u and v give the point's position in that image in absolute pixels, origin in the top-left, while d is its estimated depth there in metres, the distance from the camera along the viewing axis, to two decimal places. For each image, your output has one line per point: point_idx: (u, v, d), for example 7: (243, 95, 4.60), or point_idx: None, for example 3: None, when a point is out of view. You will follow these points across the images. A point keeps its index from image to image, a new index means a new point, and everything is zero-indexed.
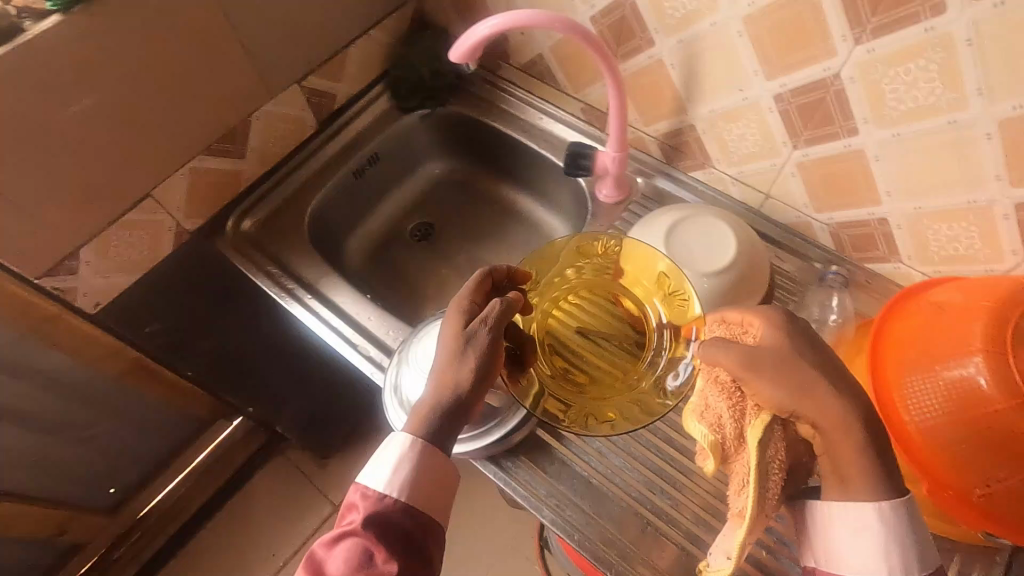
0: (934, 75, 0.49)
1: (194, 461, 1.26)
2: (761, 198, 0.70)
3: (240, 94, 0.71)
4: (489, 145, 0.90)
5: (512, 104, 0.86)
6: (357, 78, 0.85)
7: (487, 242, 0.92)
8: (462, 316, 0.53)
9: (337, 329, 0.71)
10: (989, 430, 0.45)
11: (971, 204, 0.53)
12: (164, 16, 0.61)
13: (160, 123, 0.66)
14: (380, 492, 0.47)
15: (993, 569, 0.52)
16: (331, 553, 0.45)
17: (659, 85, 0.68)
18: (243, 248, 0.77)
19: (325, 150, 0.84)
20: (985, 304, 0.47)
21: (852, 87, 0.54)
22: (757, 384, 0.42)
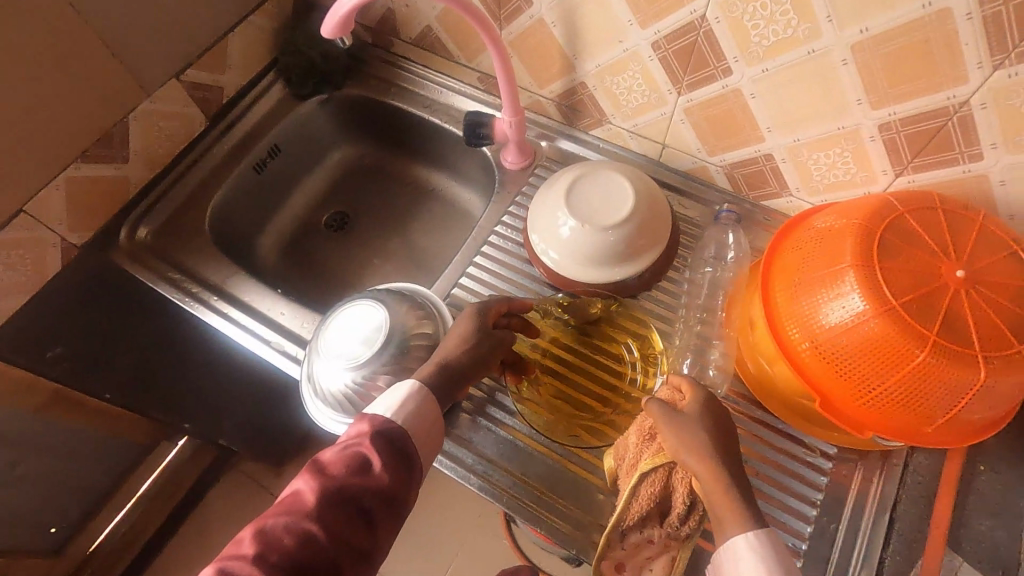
0: (788, 7, 0.50)
1: (139, 489, 1.21)
2: (658, 148, 0.71)
3: (111, 94, 0.68)
4: (394, 125, 0.89)
5: (410, 81, 0.85)
6: (244, 68, 0.82)
7: (405, 224, 0.91)
8: (474, 316, 0.59)
9: (249, 327, 0.69)
10: (865, 342, 0.47)
11: (840, 130, 0.56)
12: (4, 15, 0.56)
13: (21, 132, 0.61)
14: (386, 417, 0.50)
15: (893, 470, 0.56)
16: (334, 461, 0.46)
17: (545, 45, 0.68)
18: (142, 257, 0.73)
19: (219, 147, 0.81)
20: (852, 222, 0.49)
21: (719, 27, 0.55)
22: (664, 438, 0.48)
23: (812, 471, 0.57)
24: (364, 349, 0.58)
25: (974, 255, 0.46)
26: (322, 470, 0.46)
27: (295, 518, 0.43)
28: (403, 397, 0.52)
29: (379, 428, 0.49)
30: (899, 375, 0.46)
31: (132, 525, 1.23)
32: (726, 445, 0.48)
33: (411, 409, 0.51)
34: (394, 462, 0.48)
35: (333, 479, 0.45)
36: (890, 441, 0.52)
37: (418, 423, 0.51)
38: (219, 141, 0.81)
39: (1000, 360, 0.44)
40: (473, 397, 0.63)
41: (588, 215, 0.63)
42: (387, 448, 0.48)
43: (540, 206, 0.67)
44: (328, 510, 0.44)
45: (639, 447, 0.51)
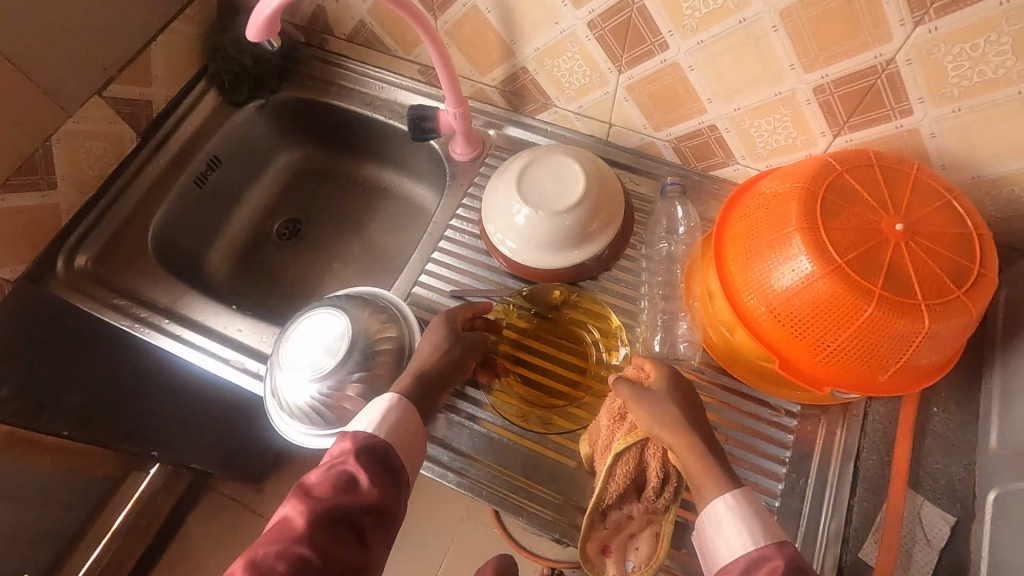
0: None
1: (114, 523, 1.18)
2: (606, 128, 0.71)
3: (28, 118, 0.64)
4: (337, 125, 0.86)
5: (349, 78, 0.82)
6: (172, 79, 0.78)
7: (360, 225, 0.89)
8: (447, 322, 0.59)
9: (206, 348, 0.67)
10: (816, 302, 0.48)
11: (778, 96, 0.57)
12: None
13: None
14: (368, 432, 0.49)
15: (854, 421, 0.58)
16: (321, 482, 0.46)
17: (482, 32, 0.67)
18: (83, 286, 0.70)
19: (154, 164, 0.77)
20: (794, 186, 0.51)
21: (651, 2, 0.55)
22: (636, 415, 0.50)
23: (779, 430, 0.59)
24: (328, 360, 0.57)
25: (911, 207, 0.48)
26: (308, 493, 0.45)
27: (285, 544, 0.42)
28: (383, 410, 0.51)
29: (362, 444, 0.48)
30: (850, 330, 0.47)
31: (110, 560, 1.19)
32: (694, 417, 0.50)
33: (393, 421, 0.50)
34: (380, 476, 0.47)
35: (321, 500, 0.44)
36: (848, 394, 0.54)
37: (401, 434, 0.51)
38: (154, 158, 0.78)
39: (942, 307, 0.46)
40: None
41: (543, 203, 0.62)
42: (372, 463, 0.47)
43: (492, 202, 0.67)
44: (319, 532, 0.43)
45: (611, 428, 0.53)
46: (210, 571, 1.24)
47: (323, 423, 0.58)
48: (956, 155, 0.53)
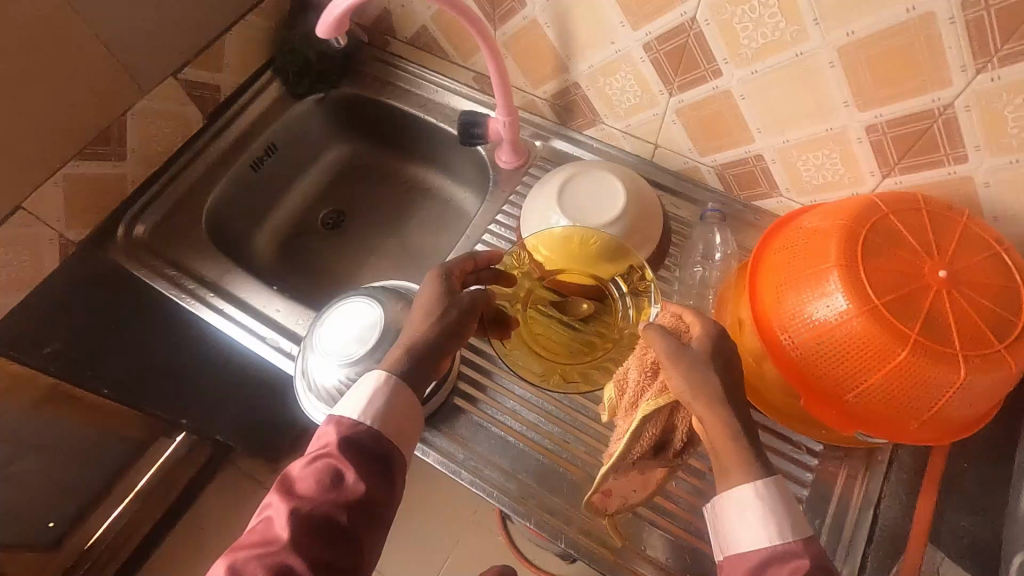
0: (775, 10, 0.51)
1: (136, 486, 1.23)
2: (651, 148, 0.72)
3: (108, 93, 0.68)
4: (389, 124, 0.89)
5: (405, 80, 0.85)
6: (241, 67, 0.82)
7: (401, 222, 0.92)
8: (437, 284, 0.58)
9: (244, 324, 0.69)
10: (849, 340, 0.48)
11: (828, 132, 0.57)
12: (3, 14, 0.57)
13: (19, 129, 0.62)
14: (353, 419, 0.50)
15: (877, 468, 0.57)
16: (304, 475, 0.47)
17: (538, 46, 0.69)
18: (138, 254, 0.74)
19: (215, 145, 0.81)
20: (838, 223, 0.50)
21: (708, 30, 0.56)
22: (670, 373, 0.47)
23: (798, 467, 0.58)
24: (356, 344, 0.59)
25: (957, 255, 0.47)
26: (292, 490, 0.47)
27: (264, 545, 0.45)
28: (372, 393, 0.52)
29: (346, 433, 0.49)
30: (882, 372, 0.47)
31: (130, 520, 1.24)
32: (730, 387, 0.48)
33: (378, 407, 0.51)
34: (365, 467, 0.48)
35: (303, 499, 0.46)
36: (874, 438, 0.53)
37: (388, 420, 0.51)
38: (216, 139, 0.81)
39: (980, 359, 0.45)
40: (466, 393, 0.64)
41: (581, 217, 0.64)
42: (356, 456, 0.49)
43: (528, 210, 0.68)
44: (300, 533, 0.45)
45: (640, 383, 0.50)
46: (221, 542, 1.27)
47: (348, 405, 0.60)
48: (1010, 207, 0.51)
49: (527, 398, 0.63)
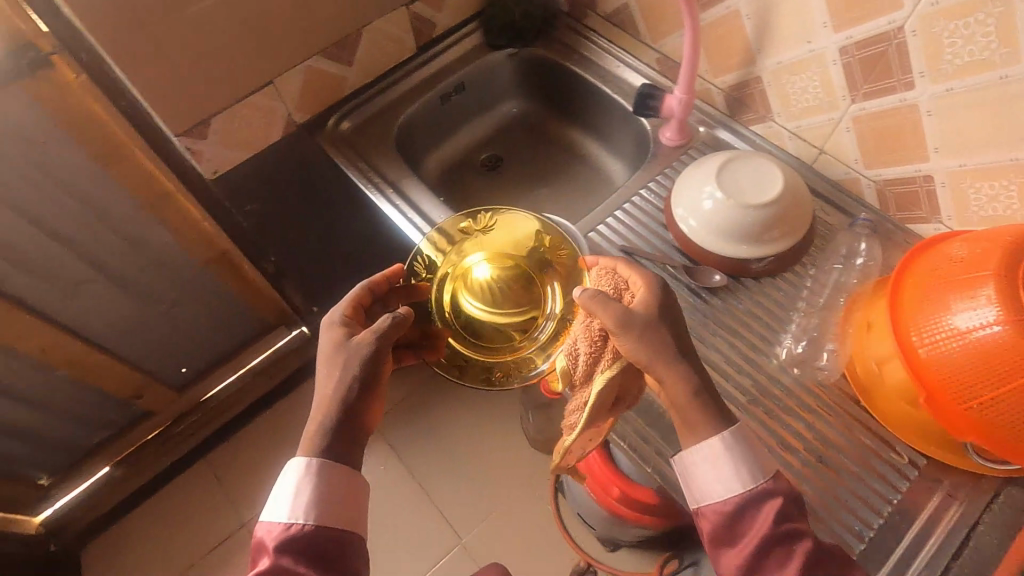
0: (991, 30, 0.53)
1: (250, 362, 1.41)
2: (815, 153, 0.75)
3: (357, 8, 0.82)
4: (565, 89, 0.98)
5: (592, 51, 0.93)
6: (456, 12, 0.94)
7: (550, 178, 1.00)
8: (339, 329, 0.55)
9: (410, 220, 0.80)
10: (990, 352, 0.49)
11: (1012, 162, 0.57)
12: None
13: (290, 20, 0.76)
14: (286, 523, 0.50)
15: (979, 498, 0.57)
16: None
17: (732, 36, 0.74)
18: (340, 144, 0.87)
19: (418, 72, 0.93)
20: (1003, 240, 0.51)
21: (914, 41, 0.58)
22: (621, 339, 0.52)
23: (895, 474, 0.58)
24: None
25: None
26: None
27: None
28: (298, 487, 0.50)
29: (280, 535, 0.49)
30: (1016, 388, 0.48)
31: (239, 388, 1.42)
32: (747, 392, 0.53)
33: (303, 499, 0.50)
34: (311, 560, 0.48)
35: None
36: (986, 457, 0.55)
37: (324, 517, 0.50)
38: (420, 67, 0.93)
39: None
40: None
41: (734, 191, 0.67)
42: (302, 558, 0.48)
43: (684, 181, 0.72)
44: None
45: (590, 353, 0.56)
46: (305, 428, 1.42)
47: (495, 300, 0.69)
48: None
49: None
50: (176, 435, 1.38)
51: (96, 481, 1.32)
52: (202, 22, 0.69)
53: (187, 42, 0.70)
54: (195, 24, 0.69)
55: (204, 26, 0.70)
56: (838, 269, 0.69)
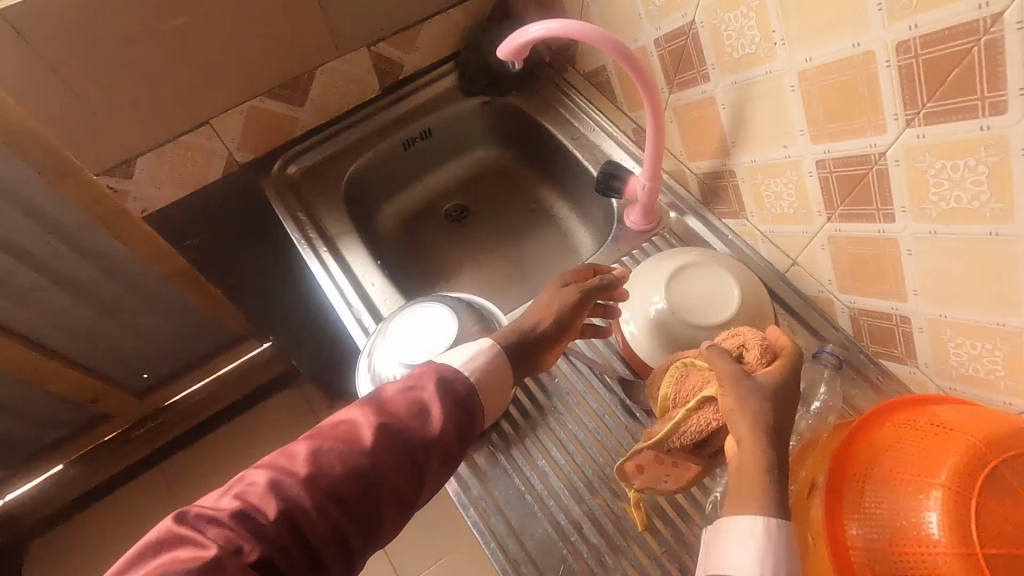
0: (816, 187, 0.57)
1: (218, 370, 1.49)
2: (788, 262, 0.66)
3: (310, 58, 0.77)
4: (523, 193, 0.94)
5: (531, 183, 0.94)
6: (428, 54, 0.87)
7: (505, 232, 0.93)
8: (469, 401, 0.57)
9: (342, 291, 0.73)
10: None
11: (893, 310, 0.57)
12: (295, 52, 0.75)
13: (258, 79, 0.74)
14: (458, 369, 0.54)
15: None
16: (398, 396, 0.51)
17: (708, 122, 0.65)
18: (282, 190, 0.81)
19: (382, 114, 0.87)
20: (965, 437, 0.43)
21: (1018, 101, 0.39)
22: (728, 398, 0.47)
23: None
24: (457, 304, 0.65)
25: None
26: (384, 405, 0.50)
27: (349, 443, 0.48)
28: (474, 351, 0.56)
29: (443, 377, 0.52)
30: None
31: (208, 395, 1.50)
32: None
33: (479, 363, 0.55)
34: (454, 413, 0.51)
35: (389, 415, 0.50)
36: None
37: (488, 377, 0.55)
38: (384, 110, 0.87)
39: None
40: (504, 434, 0.62)
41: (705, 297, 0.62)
42: (449, 400, 0.51)
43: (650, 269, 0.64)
44: (385, 443, 0.48)
45: (692, 387, 0.53)
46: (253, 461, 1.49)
47: None
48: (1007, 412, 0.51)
49: (558, 462, 0.61)
50: (136, 438, 1.47)
51: (49, 477, 1.40)
52: (159, 106, 0.70)
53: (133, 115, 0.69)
54: (138, 103, 0.68)
55: (157, 110, 0.70)
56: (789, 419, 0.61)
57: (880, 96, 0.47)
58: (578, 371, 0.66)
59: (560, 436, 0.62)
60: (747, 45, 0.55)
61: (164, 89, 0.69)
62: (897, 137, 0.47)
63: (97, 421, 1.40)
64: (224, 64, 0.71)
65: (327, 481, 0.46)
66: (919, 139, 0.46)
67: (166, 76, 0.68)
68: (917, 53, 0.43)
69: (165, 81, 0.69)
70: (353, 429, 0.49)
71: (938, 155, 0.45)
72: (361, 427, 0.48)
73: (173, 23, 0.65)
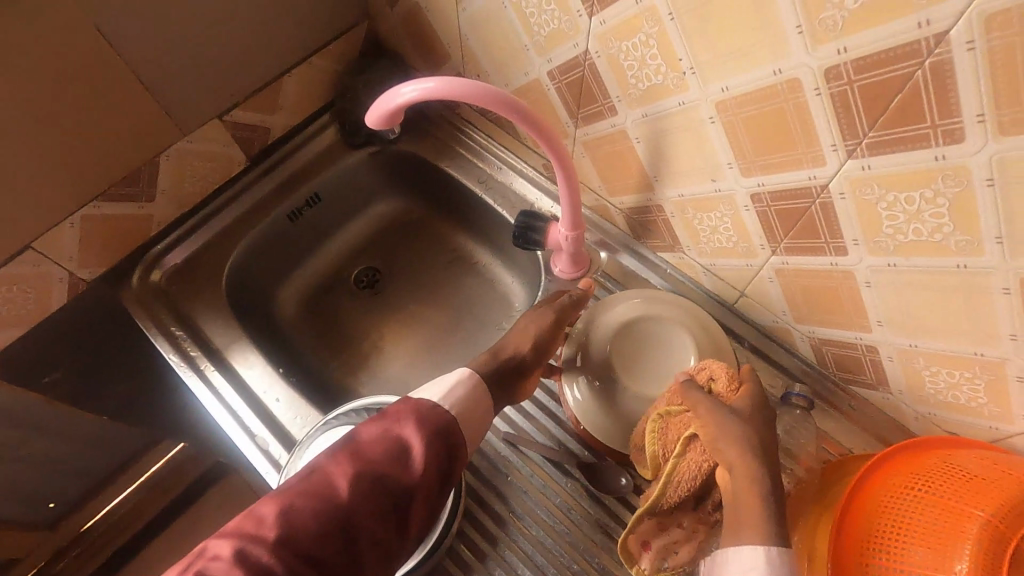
0: (754, 221, 0.50)
1: (145, 473, 1.26)
2: (735, 294, 0.60)
3: (148, 145, 0.64)
4: (438, 243, 0.84)
5: (445, 231, 0.84)
6: (297, 110, 0.76)
7: (426, 289, 0.83)
8: None
9: (240, 417, 0.61)
10: None
11: (858, 340, 0.51)
12: (125, 142, 0.62)
13: (86, 182, 0.61)
14: (434, 400, 0.48)
15: None
16: (372, 435, 0.45)
17: (623, 157, 0.58)
18: (148, 302, 0.68)
19: (255, 188, 0.75)
20: (975, 512, 0.37)
21: (976, 129, 0.33)
22: (712, 429, 0.43)
23: None
24: (362, 420, 0.56)
25: None
26: (358, 448, 0.44)
27: (323, 488, 0.41)
28: (451, 382, 0.51)
29: (425, 410, 0.47)
30: None
31: (134, 504, 1.28)
32: None
33: (456, 395, 0.50)
34: (438, 449, 0.46)
35: (365, 461, 0.43)
36: None
37: (468, 408, 0.50)
38: (257, 183, 0.75)
39: None
40: (462, 559, 0.53)
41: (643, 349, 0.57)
42: (430, 433, 0.46)
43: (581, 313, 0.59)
44: (363, 492, 0.42)
45: (667, 436, 0.47)
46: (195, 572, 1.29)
47: None
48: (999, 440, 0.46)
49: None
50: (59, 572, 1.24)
51: None
52: None
53: None
54: None
55: None
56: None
57: (813, 126, 0.40)
58: (532, 461, 0.58)
59: (526, 547, 0.54)
60: (652, 75, 0.48)
61: None
62: (838, 167, 0.41)
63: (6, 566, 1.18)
64: (33, 175, 0.57)
65: (302, 539, 0.39)
66: (864, 170, 0.40)
67: None
68: (851, 80, 0.36)
69: None
70: (324, 472, 0.42)
71: (888, 187, 0.39)
72: (330, 477, 0.42)
73: None
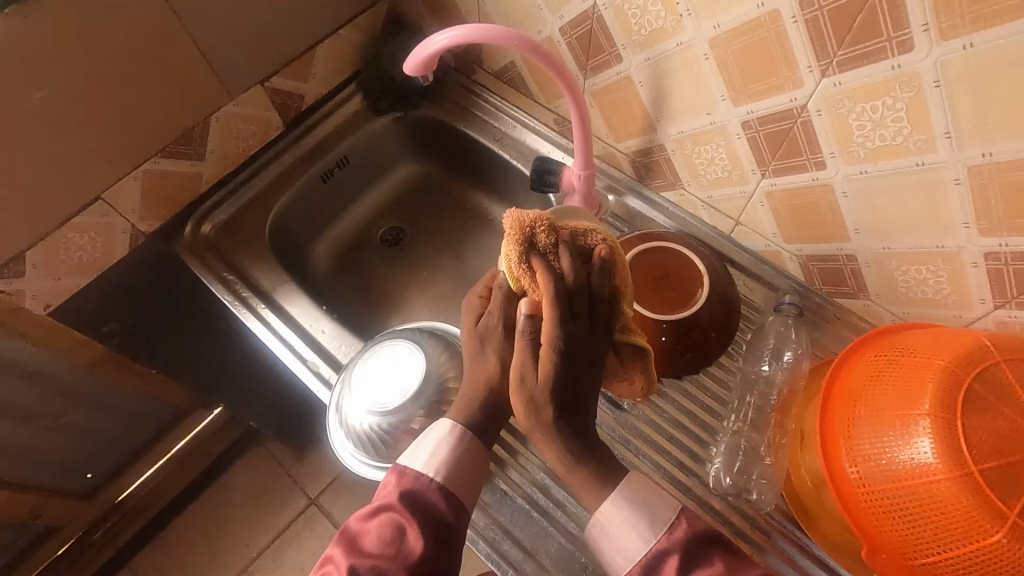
0: (746, 149, 0.58)
1: (173, 448, 1.20)
2: (731, 224, 0.67)
3: (201, 107, 0.71)
4: (456, 202, 0.91)
5: (461, 190, 0.91)
6: (327, 79, 0.83)
7: (446, 243, 0.90)
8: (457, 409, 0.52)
9: (291, 345, 0.68)
10: None
11: (839, 251, 0.58)
12: (182, 103, 0.69)
13: (149, 139, 0.68)
14: (418, 470, 0.47)
15: None
16: (367, 526, 0.45)
17: (628, 102, 0.65)
18: (200, 252, 0.75)
19: (291, 151, 0.82)
20: (938, 362, 0.44)
21: (922, 37, 0.40)
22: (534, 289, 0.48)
23: None
24: (417, 336, 0.62)
25: None
26: (357, 544, 0.45)
27: None
28: (436, 440, 0.49)
29: (412, 484, 0.47)
30: None
31: (164, 478, 1.22)
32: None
33: (444, 458, 0.48)
34: (428, 525, 0.45)
35: (364, 553, 0.44)
36: None
37: (455, 470, 0.48)
38: (293, 146, 0.82)
39: None
40: (497, 456, 0.60)
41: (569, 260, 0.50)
42: (418, 511, 0.46)
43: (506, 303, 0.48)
44: None
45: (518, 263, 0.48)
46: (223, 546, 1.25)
47: (374, 450, 0.58)
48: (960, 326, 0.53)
49: (557, 472, 0.60)
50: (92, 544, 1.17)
51: None
52: (40, 191, 0.63)
53: (13, 205, 0.61)
54: (18, 191, 0.61)
55: (39, 194, 0.63)
56: (763, 378, 0.62)
57: (791, 51, 0.48)
58: None
59: None
60: (653, 20, 0.55)
61: (42, 171, 0.62)
62: (813, 87, 0.49)
63: (40, 540, 1.09)
64: (105, 131, 0.64)
65: None
66: (834, 87, 0.47)
67: (40, 154, 0.61)
68: (821, 6, 0.44)
69: (41, 161, 0.61)
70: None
71: (854, 100, 0.47)
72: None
73: (35, 94, 0.58)
